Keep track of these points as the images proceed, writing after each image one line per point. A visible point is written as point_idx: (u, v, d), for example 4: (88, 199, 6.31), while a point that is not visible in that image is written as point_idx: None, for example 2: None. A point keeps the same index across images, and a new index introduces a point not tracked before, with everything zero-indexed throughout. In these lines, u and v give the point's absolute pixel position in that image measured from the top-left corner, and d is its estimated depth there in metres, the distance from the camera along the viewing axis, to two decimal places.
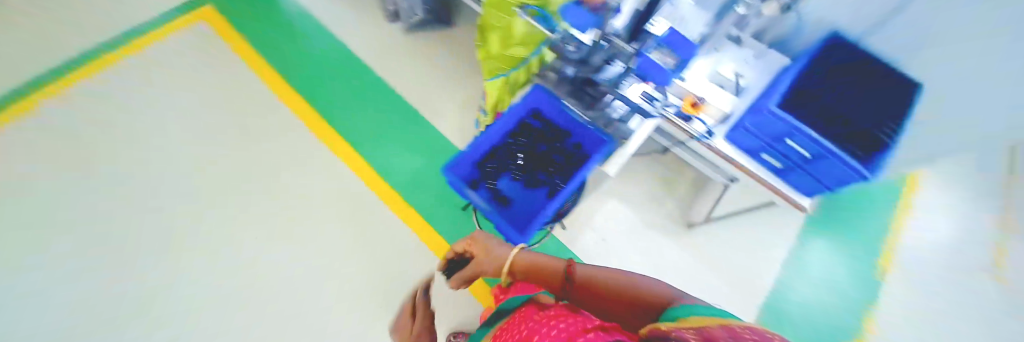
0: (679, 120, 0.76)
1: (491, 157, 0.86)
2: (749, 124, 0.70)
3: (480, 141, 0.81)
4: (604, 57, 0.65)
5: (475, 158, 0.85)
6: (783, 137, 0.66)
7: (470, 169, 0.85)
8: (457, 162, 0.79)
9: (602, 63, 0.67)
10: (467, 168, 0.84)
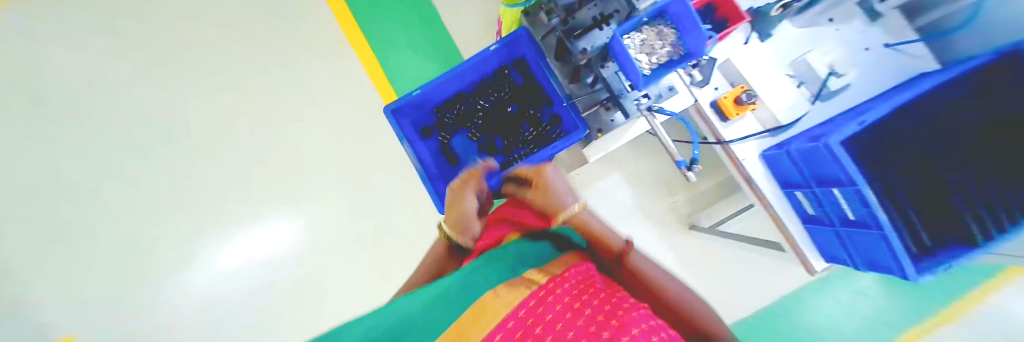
0: (712, 116, 0.64)
1: (451, 105, 0.76)
2: (796, 151, 0.55)
3: (443, 81, 0.71)
4: (596, 13, 0.49)
5: (435, 103, 0.76)
6: (829, 185, 0.53)
7: (430, 113, 0.78)
8: (406, 105, 0.70)
9: (590, 24, 0.48)
10: (423, 112, 0.76)
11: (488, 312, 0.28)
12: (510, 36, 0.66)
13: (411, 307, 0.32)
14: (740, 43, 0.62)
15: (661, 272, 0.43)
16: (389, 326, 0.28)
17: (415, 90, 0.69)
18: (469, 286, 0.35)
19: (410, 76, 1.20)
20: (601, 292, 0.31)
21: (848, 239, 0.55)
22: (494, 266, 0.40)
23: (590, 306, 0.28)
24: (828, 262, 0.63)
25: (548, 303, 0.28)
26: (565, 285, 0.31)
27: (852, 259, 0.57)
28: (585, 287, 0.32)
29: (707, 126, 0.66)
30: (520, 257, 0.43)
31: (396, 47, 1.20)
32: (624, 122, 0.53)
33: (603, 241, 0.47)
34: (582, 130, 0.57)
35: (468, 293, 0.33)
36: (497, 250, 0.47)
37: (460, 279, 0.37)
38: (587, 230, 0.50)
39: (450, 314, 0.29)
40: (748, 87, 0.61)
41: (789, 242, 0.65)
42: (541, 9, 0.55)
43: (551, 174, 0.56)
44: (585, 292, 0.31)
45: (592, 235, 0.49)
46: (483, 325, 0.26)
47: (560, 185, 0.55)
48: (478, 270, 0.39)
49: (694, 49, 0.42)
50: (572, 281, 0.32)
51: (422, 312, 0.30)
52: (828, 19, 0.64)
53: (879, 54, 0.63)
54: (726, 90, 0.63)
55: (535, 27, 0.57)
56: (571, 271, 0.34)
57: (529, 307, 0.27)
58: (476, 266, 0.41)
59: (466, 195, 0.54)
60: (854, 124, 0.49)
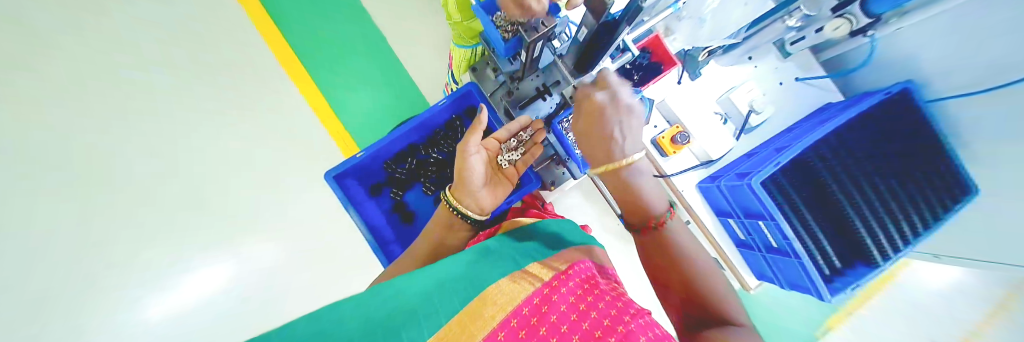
0: (653, 152, 0.72)
1: (403, 158, 0.77)
2: (726, 187, 0.64)
3: (395, 137, 0.71)
4: (539, 83, 0.53)
5: (385, 156, 0.75)
6: (756, 217, 0.61)
7: (378, 168, 0.76)
8: (349, 167, 0.68)
9: (534, 94, 0.53)
10: (373, 168, 0.75)
11: (493, 307, 0.26)
12: (460, 91, 0.68)
13: (422, 287, 0.30)
14: (674, 82, 0.70)
15: (691, 241, 0.42)
16: (400, 310, 0.25)
17: (360, 151, 0.67)
18: (476, 275, 0.32)
19: (360, 105, 1.23)
20: (606, 293, 0.28)
21: (775, 263, 0.64)
22: (495, 261, 0.36)
23: (596, 308, 0.26)
24: (758, 279, 0.74)
25: (552, 305, 0.26)
26: (569, 284, 0.29)
27: (779, 280, 0.66)
28: (588, 285, 0.30)
29: (651, 162, 0.73)
30: (521, 248, 0.40)
31: (340, 80, 1.23)
32: (571, 179, 0.62)
33: (639, 212, 0.43)
34: (535, 183, 0.62)
35: (477, 282, 0.30)
36: (496, 242, 0.42)
37: (464, 270, 0.34)
38: (625, 194, 0.45)
39: (458, 302, 0.27)
40: (683, 128, 0.69)
41: (727, 262, 0.76)
42: (488, 65, 0.58)
43: (610, 112, 0.42)
44: (589, 293, 0.28)
45: (627, 194, 0.44)
46: (490, 317, 0.25)
47: (620, 128, 0.44)
48: (482, 262, 0.36)
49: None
50: (576, 280, 0.30)
51: (432, 296, 0.28)
52: (747, 58, 0.71)
53: (789, 88, 0.71)
54: (664, 128, 0.72)
55: (485, 80, 0.60)
56: (576, 268, 0.33)
57: (532, 305, 0.26)
58: (479, 258, 0.37)
59: (473, 156, 0.48)
60: (772, 166, 0.56)
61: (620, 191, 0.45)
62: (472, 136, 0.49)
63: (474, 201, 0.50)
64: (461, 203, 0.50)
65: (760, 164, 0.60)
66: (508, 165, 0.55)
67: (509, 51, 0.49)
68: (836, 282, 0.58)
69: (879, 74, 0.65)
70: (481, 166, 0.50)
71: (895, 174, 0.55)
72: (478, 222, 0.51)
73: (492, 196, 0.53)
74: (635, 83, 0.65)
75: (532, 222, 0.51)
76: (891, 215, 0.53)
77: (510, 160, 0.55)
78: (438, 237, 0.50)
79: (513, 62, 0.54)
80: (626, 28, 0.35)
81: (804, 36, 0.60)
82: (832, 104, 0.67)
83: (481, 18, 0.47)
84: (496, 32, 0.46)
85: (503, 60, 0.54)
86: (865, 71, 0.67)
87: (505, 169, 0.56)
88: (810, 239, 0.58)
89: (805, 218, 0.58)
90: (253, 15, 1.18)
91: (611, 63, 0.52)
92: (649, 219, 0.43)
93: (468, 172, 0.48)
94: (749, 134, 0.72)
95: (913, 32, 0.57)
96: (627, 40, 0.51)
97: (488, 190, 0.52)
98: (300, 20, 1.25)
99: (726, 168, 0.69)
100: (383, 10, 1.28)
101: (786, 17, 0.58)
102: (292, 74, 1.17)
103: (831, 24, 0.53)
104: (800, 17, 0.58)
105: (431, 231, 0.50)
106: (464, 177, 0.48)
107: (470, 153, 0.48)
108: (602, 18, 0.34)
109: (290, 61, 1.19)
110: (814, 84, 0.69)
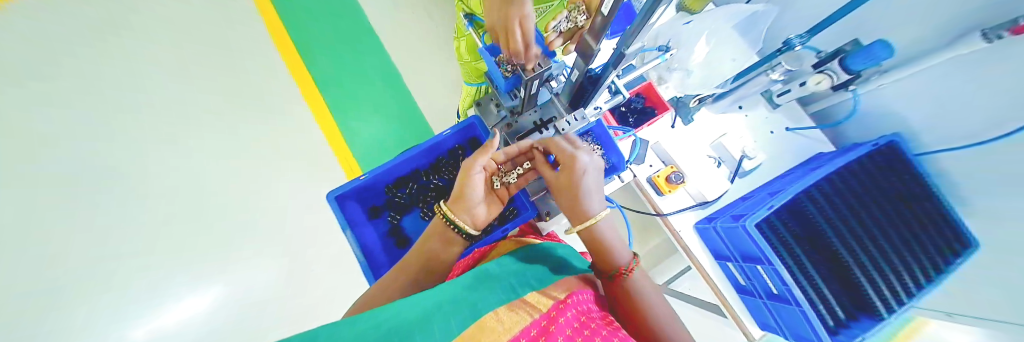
0: (650, 191, 0.74)
1: (404, 183, 0.80)
2: (722, 228, 0.64)
3: (399, 162, 0.74)
4: (537, 118, 0.58)
5: (387, 180, 0.79)
6: (754, 261, 0.60)
7: (379, 191, 0.80)
8: (350, 189, 0.70)
9: (531, 128, 0.57)
10: (374, 191, 0.79)
11: (492, 333, 0.26)
12: (464, 123, 0.73)
13: (420, 308, 0.30)
14: (668, 126, 0.75)
15: (648, 288, 0.44)
16: (397, 328, 0.25)
17: (363, 174, 0.70)
18: (474, 299, 0.32)
19: (370, 135, 1.33)
20: (602, 328, 0.28)
21: (777, 311, 0.62)
22: (498, 285, 0.37)
23: None
24: (762, 329, 0.71)
25: (551, 335, 0.26)
26: (567, 314, 0.29)
27: (782, 329, 0.64)
28: (584, 319, 0.30)
29: (648, 198, 0.75)
30: (519, 274, 0.41)
31: (355, 111, 1.34)
32: None
33: (604, 259, 0.46)
34: (531, 211, 0.65)
35: (476, 308, 0.30)
36: (496, 265, 0.43)
37: (463, 294, 0.34)
38: (593, 243, 0.47)
39: (457, 325, 0.27)
40: (677, 168, 0.73)
41: (729, 309, 0.73)
42: (491, 101, 0.65)
43: (590, 173, 0.49)
44: (585, 326, 0.28)
45: (598, 249, 0.47)
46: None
47: (591, 183, 0.50)
48: (480, 287, 0.36)
49: (614, 162, 0.62)
50: (574, 312, 0.30)
51: (430, 317, 0.28)
52: (737, 107, 0.75)
53: (780, 137, 0.73)
54: (659, 167, 0.75)
55: (488, 111, 0.65)
56: (573, 299, 0.33)
57: (531, 336, 0.26)
58: (477, 282, 0.38)
59: (475, 176, 0.51)
60: (765, 209, 0.57)
61: (592, 246, 0.48)
62: (478, 155, 0.51)
63: (469, 216, 0.52)
64: (456, 216, 0.52)
65: (755, 206, 0.61)
66: (501, 186, 0.57)
67: (509, 87, 0.54)
68: (842, 334, 0.55)
69: (867, 126, 0.67)
70: (480, 184, 0.53)
71: (890, 223, 0.54)
72: (472, 236, 0.53)
73: (486, 215, 0.56)
74: (630, 124, 0.77)
75: (530, 247, 0.50)
76: (891, 264, 0.52)
77: (507, 182, 0.56)
78: (431, 248, 0.51)
79: (514, 98, 0.59)
80: (613, 74, 0.40)
81: (789, 89, 0.65)
82: (822, 154, 0.68)
83: (486, 58, 0.53)
84: (497, 69, 0.52)
85: (504, 95, 0.59)
86: (852, 123, 0.69)
87: (499, 190, 0.57)
88: (810, 287, 0.56)
89: (803, 264, 0.57)
90: (288, 55, 1.33)
91: (605, 104, 0.56)
92: (614, 270, 0.44)
93: (466, 189, 0.51)
94: (743, 178, 0.74)
95: (913, 82, 0.58)
96: (620, 85, 0.54)
97: (483, 208, 0.55)
98: (327, 59, 1.38)
99: (722, 209, 0.70)
100: (402, 53, 1.43)
101: (770, 71, 0.64)
102: (313, 108, 1.27)
103: (814, 79, 0.59)
104: (783, 71, 0.63)
105: (426, 243, 0.51)
106: (464, 192, 0.51)
107: (472, 172, 0.51)
108: (591, 61, 0.38)
109: (314, 96, 1.30)
110: (804, 134, 0.72)
